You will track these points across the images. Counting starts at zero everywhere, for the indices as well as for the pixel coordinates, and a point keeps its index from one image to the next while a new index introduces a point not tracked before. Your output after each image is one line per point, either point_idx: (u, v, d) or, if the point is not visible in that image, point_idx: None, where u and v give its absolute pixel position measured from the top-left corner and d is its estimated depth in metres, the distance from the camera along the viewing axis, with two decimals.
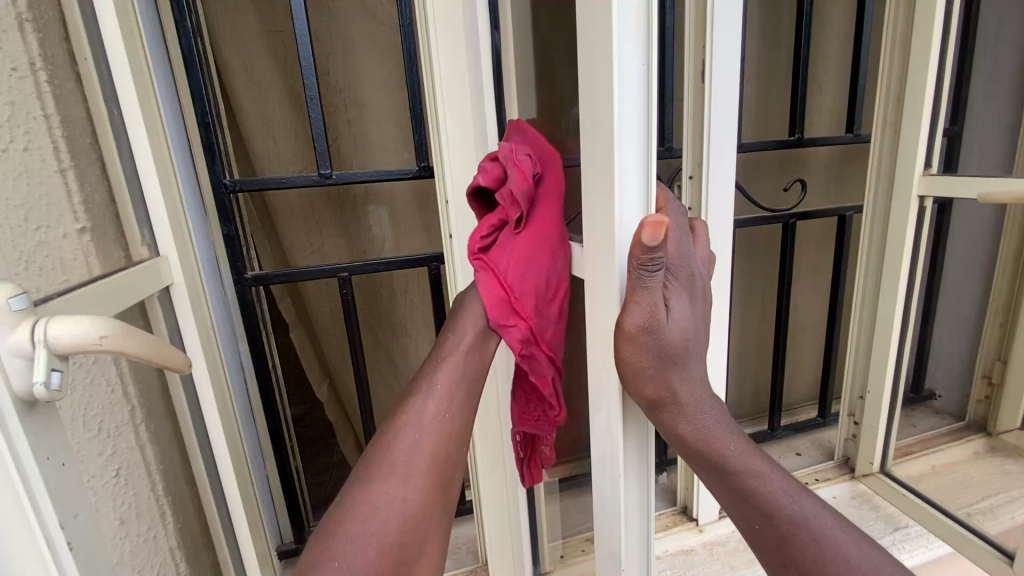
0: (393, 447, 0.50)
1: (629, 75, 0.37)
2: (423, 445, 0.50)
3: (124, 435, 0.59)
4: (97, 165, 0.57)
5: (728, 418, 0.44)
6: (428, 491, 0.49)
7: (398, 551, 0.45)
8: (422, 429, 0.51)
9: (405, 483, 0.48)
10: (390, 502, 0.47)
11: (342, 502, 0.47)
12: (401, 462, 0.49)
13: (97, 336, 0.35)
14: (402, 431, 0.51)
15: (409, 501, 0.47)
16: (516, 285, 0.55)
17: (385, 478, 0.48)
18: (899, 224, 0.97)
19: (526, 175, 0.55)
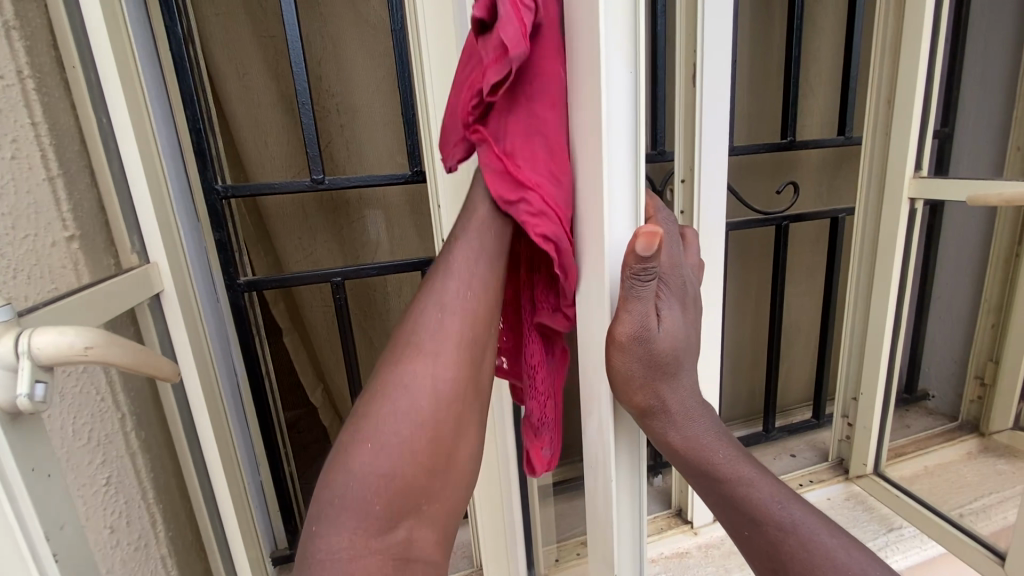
0: (417, 331, 0.48)
1: (617, 84, 0.37)
2: (448, 324, 0.47)
3: (114, 443, 0.58)
4: (85, 173, 0.57)
5: (718, 425, 0.44)
6: (457, 374, 0.47)
7: (433, 434, 0.46)
8: (445, 311, 0.47)
9: (432, 364, 0.46)
10: (420, 385, 0.46)
11: (373, 385, 0.47)
12: (427, 347, 0.47)
13: (81, 347, 0.36)
14: (425, 307, 0.48)
15: (439, 387, 0.46)
16: (517, 155, 0.43)
17: (412, 362, 0.47)
18: (891, 227, 0.97)
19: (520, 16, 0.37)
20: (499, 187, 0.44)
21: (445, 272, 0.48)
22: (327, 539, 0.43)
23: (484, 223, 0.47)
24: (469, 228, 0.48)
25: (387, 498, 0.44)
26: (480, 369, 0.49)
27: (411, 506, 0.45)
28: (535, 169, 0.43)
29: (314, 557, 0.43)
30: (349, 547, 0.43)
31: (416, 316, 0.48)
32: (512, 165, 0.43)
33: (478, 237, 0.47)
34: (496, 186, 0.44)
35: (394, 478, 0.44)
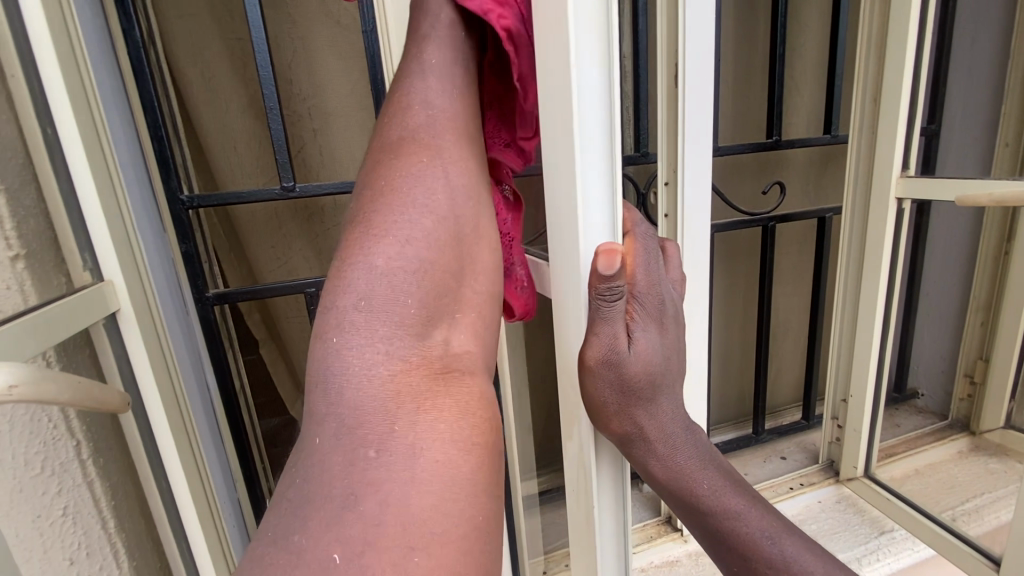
0: (408, 129, 0.43)
1: (589, 98, 0.36)
2: (439, 115, 0.44)
3: (70, 472, 0.55)
4: (31, 188, 0.54)
5: (705, 448, 0.42)
6: (464, 168, 0.44)
7: (454, 225, 0.42)
8: (433, 105, 0.44)
9: (436, 156, 0.43)
10: (431, 181, 0.42)
11: (372, 192, 0.42)
12: (423, 144, 0.43)
13: (7, 386, 0.33)
14: (409, 105, 0.44)
15: (450, 177, 0.42)
16: None
17: (416, 157, 0.42)
18: (878, 227, 0.96)
19: None
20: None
21: (420, 71, 0.45)
22: (355, 351, 0.37)
23: (452, 23, 0.46)
24: (437, 29, 0.45)
25: (420, 297, 0.39)
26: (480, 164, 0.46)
27: (443, 311, 0.40)
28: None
29: (345, 383, 0.37)
30: (387, 361, 0.38)
31: (400, 118, 0.44)
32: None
33: (448, 35, 0.46)
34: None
35: (411, 307, 0.39)
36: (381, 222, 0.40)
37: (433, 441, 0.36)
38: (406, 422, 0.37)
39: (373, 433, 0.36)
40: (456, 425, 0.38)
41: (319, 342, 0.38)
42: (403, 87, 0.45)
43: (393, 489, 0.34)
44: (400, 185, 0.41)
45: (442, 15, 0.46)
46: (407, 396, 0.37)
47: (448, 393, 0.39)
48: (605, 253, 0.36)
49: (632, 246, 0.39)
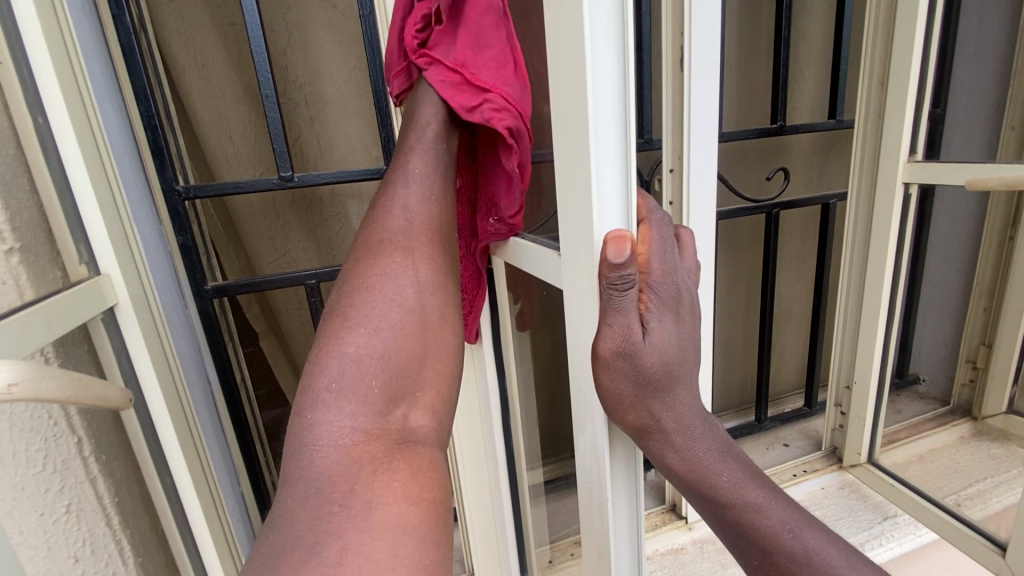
0: (388, 230, 0.52)
1: (604, 80, 0.34)
2: (416, 217, 0.53)
3: (73, 469, 0.55)
4: (24, 180, 0.52)
5: (721, 439, 0.41)
6: (433, 266, 0.51)
7: (420, 316, 0.48)
8: (411, 209, 0.53)
9: (409, 253, 0.50)
10: (403, 276, 0.49)
11: (349, 288, 0.48)
12: (401, 240, 0.51)
13: (4, 385, 0.32)
14: (390, 210, 0.53)
15: (419, 273, 0.50)
16: (471, 62, 0.51)
17: (392, 256, 0.50)
18: (884, 213, 0.95)
19: None
20: (457, 96, 0.51)
21: (405, 179, 0.54)
22: (325, 425, 0.39)
23: (436, 134, 0.55)
24: (422, 141, 0.55)
25: (382, 380, 0.42)
26: (448, 260, 0.54)
27: (407, 389, 0.44)
28: (484, 70, 0.51)
29: (315, 451, 0.38)
30: (352, 432, 0.39)
31: (381, 223, 0.52)
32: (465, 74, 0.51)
33: (430, 149, 0.55)
34: (454, 97, 0.52)
35: (375, 390, 0.42)
36: (353, 313, 0.45)
37: (388, 500, 0.37)
38: (367, 481, 0.37)
39: (336, 491, 0.36)
40: (412, 485, 0.39)
41: (295, 419, 0.40)
42: (387, 194, 0.54)
43: (354, 531, 0.34)
44: (373, 280, 0.48)
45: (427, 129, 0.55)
46: (368, 461, 0.38)
47: (407, 460, 0.40)
48: (614, 240, 0.34)
49: (647, 234, 0.38)
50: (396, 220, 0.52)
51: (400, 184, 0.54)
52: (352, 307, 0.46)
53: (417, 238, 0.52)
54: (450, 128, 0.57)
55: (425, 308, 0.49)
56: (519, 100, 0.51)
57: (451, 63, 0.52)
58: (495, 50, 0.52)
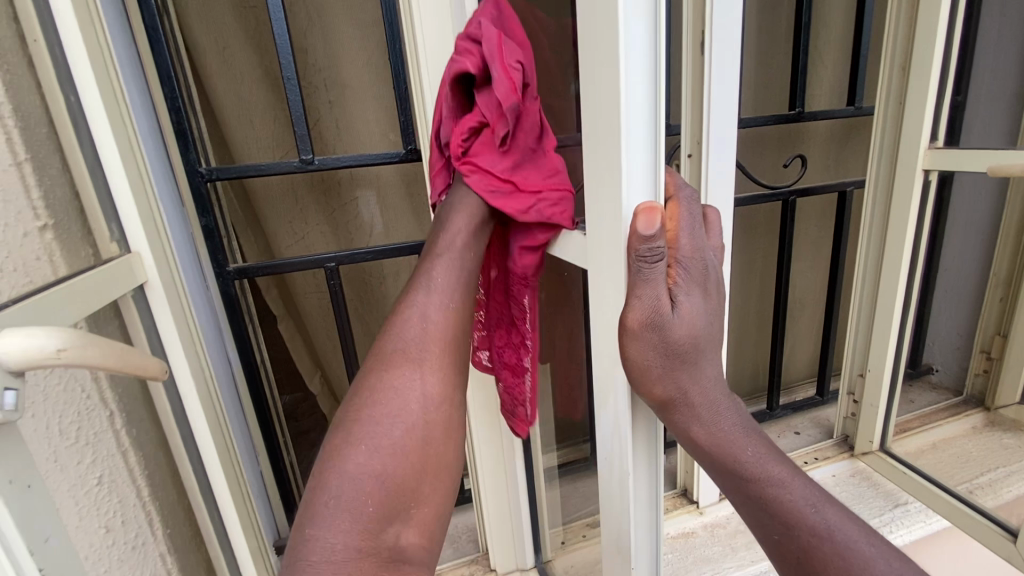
0: (402, 340, 0.51)
1: (635, 56, 0.34)
2: (431, 327, 0.52)
3: (104, 441, 0.56)
4: (57, 158, 0.53)
5: (744, 418, 0.41)
6: (443, 379, 0.50)
7: (424, 436, 0.47)
8: (429, 318, 0.52)
9: (419, 366, 0.50)
10: (409, 392, 0.48)
11: (358, 400, 0.48)
12: (414, 350, 0.50)
13: (54, 350, 0.33)
14: (408, 313, 0.52)
15: (428, 387, 0.49)
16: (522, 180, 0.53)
17: (402, 368, 0.49)
18: (903, 201, 0.94)
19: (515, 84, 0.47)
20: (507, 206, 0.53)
21: (428, 285, 0.53)
22: (320, 544, 0.41)
23: (465, 243, 0.55)
24: (451, 244, 0.54)
25: (379, 500, 0.43)
26: (461, 369, 0.54)
27: (402, 509, 0.45)
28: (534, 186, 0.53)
29: (307, 566, 0.40)
30: (345, 553, 0.41)
31: (399, 327, 0.52)
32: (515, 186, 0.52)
33: (458, 255, 0.55)
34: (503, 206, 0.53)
35: (372, 512, 0.43)
36: (357, 430, 0.46)
37: None
38: None
39: None
40: None
41: (296, 533, 0.42)
42: (408, 296, 0.53)
43: None
44: (382, 393, 0.48)
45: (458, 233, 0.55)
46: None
47: None
48: (644, 212, 0.35)
49: (676, 210, 0.38)
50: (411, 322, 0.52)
51: (421, 286, 0.54)
52: (357, 422, 0.46)
53: (433, 346, 0.51)
54: (480, 230, 0.56)
55: (433, 427, 0.48)
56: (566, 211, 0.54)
57: (502, 174, 0.53)
58: (542, 162, 0.54)
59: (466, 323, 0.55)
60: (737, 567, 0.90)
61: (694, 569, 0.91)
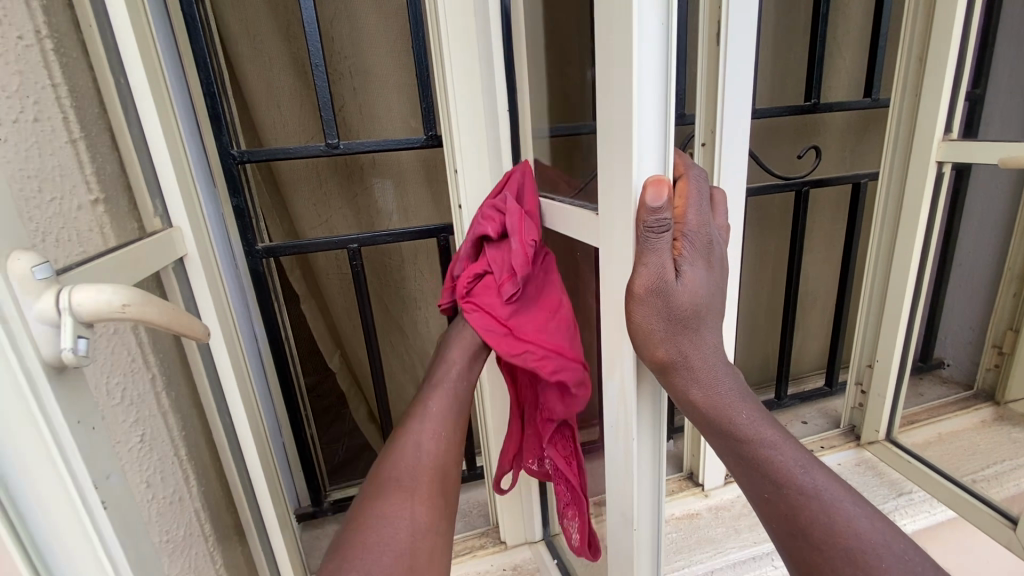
0: (396, 469, 0.56)
1: (648, 42, 0.36)
2: (424, 455, 0.57)
3: (147, 402, 0.58)
4: (107, 136, 0.57)
5: (741, 386, 0.44)
6: (431, 508, 0.54)
7: (410, 560, 0.49)
8: (422, 450, 0.58)
9: (411, 490, 0.54)
10: (398, 520, 0.51)
11: (351, 530, 0.51)
12: (405, 474, 0.55)
13: (119, 304, 0.37)
14: (403, 443, 0.58)
15: (416, 517, 0.52)
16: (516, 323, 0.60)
17: (393, 497, 0.53)
18: (916, 192, 0.95)
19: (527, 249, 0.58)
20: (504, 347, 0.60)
21: (421, 418, 0.60)
22: None
23: (458, 374, 0.63)
24: (448, 376, 0.63)
25: None
26: (447, 504, 0.56)
27: None
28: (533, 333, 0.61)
29: None
30: None
31: (395, 460, 0.57)
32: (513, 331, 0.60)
33: (452, 385, 0.63)
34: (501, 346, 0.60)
35: None
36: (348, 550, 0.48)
37: None
38: None
39: None
40: None
41: None
42: (406, 425, 0.60)
43: None
44: (371, 521, 0.51)
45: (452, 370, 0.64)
46: None
47: None
48: (652, 185, 0.38)
49: (684, 188, 0.40)
50: (401, 455, 0.57)
51: (414, 422, 0.60)
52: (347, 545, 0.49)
53: (423, 475, 0.56)
54: (472, 369, 0.65)
55: (418, 558, 0.49)
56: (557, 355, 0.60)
57: (499, 317, 0.60)
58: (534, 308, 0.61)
59: (455, 454, 0.60)
60: (740, 547, 0.93)
61: (697, 548, 0.94)
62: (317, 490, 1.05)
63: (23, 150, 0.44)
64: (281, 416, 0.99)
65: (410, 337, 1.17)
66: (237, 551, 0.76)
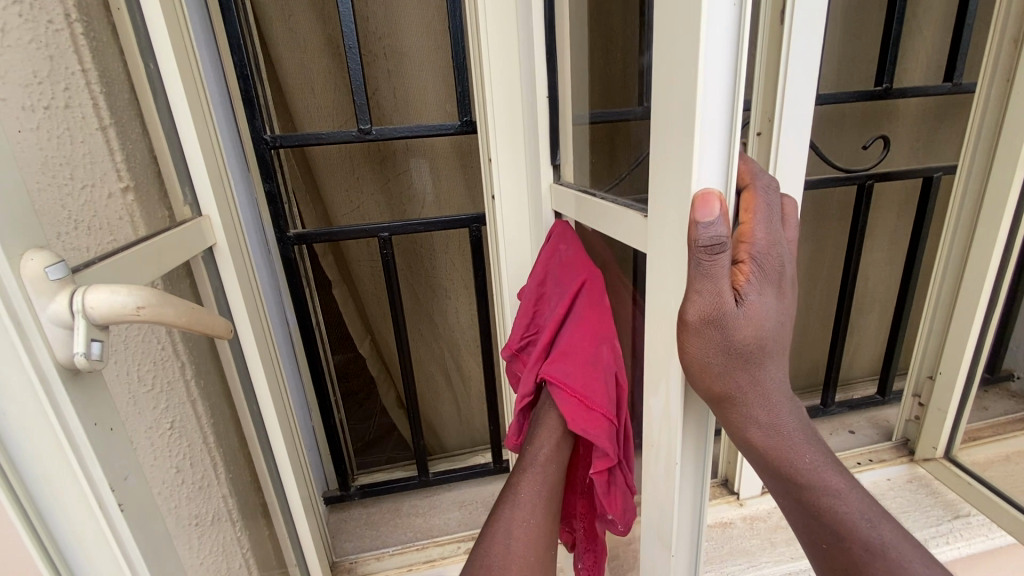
0: (490, 560, 0.50)
1: (720, 27, 0.30)
2: (514, 548, 0.51)
3: (177, 389, 0.57)
4: (137, 121, 0.56)
5: (805, 422, 0.39)
6: None
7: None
8: (513, 536, 0.52)
9: None
10: None
11: None
12: (498, 568, 0.50)
13: (133, 307, 0.36)
14: (494, 533, 0.53)
15: None
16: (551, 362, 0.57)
17: None
18: (1002, 189, 0.85)
19: (527, 311, 0.68)
20: (575, 419, 0.53)
21: (512, 504, 0.54)
22: None
23: (549, 457, 0.57)
24: (537, 459, 0.57)
25: None
26: (546, 553, 0.53)
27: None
28: (601, 395, 0.54)
29: None
30: None
31: (488, 545, 0.52)
32: (583, 399, 0.53)
33: (549, 463, 0.56)
34: (572, 420, 0.53)
35: None
36: None
37: None
38: None
39: None
40: None
41: None
42: (496, 516, 0.54)
43: None
44: None
45: (543, 446, 0.57)
46: None
47: None
48: (701, 199, 0.33)
49: (752, 201, 0.35)
50: (501, 519, 0.53)
51: (504, 504, 0.55)
52: None
53: (525, 524, 0.53)
54: (560, 447, 0.58)
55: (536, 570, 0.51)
56: (580, 386, 0.54)
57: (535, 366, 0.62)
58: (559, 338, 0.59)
59: (550, 538, 0.54)
60: (775, 562, 0.89)
61: (728, 560, 0.90)
62: (344, 474, 1.06)
63: (54, 137, 0.43)
64: (310, 397, 1.00)
65: (440, 326, 1.16)
66: (265, 534, 0.77)
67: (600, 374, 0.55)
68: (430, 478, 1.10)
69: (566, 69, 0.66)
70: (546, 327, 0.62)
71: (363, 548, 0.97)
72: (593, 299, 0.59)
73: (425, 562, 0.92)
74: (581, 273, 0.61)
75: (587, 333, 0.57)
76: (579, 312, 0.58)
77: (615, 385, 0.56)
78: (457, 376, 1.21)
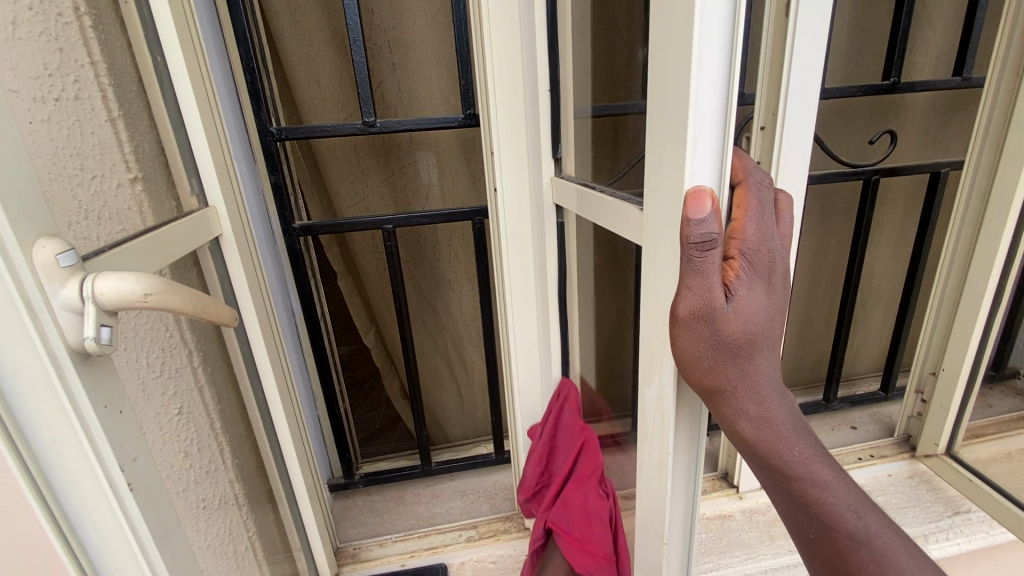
0: None
1: (712, 24, 0.31)
2: None
3: (185, 376, 0.59)
4: (145, 113, 0.57)
5: (796, 416, 0.40)
6: None
7: None
8: None
9: None
10: None
11: None
12: None
13: (141, 294, 0.37)
14: None
15: None
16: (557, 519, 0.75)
17: None
18: (1008, 186, 0.84)
19: (540, 457, 0.84)
20: (578, 562, 0.70)
21: None
22: None
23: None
24: None
25: None
26: None
27: None
28: (598, 540, 0.69)
29: None
30: None
31: None
32: (582, 543, 0.70)
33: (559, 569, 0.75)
34: (575, 561, 0.70)
35: None
36: None
37: None
38: None
39: None
40: None
41: None
42: None
43: None
44: None
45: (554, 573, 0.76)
46: None
47: None
48: (693, 196, 0.34)
49: (744, 198, 0.36)
50: None
51: None
52: None
53: None
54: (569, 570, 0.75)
55: None
56: (582, 535, 0.71)
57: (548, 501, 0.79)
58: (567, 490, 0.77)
59: None
60: (773, 555, 0.89)
61: (726, 552, 0.91)
62: (348, 462, 1.08)
63: (65, 128, 0.44)
64: (315, 386, 1.02)
65: (443, 318, 1.17)
66: (271, 518, 0.79)
67: (595, 523, 0.71)
68: (433, 468, 1.12)
69: (568, 63, 0.67)
70: (557, 477, 0.80)
71: (366, 535, 0.99)
72: (592, 458, 0.76)
73: (427, 549, 0.94)
74: (581, 436, 0.79)
75: (579, 522, 0.72)
76: (580, 470, 0.76)
77: (608, 519, 0.71)
78: (460, 368, 1.23)
